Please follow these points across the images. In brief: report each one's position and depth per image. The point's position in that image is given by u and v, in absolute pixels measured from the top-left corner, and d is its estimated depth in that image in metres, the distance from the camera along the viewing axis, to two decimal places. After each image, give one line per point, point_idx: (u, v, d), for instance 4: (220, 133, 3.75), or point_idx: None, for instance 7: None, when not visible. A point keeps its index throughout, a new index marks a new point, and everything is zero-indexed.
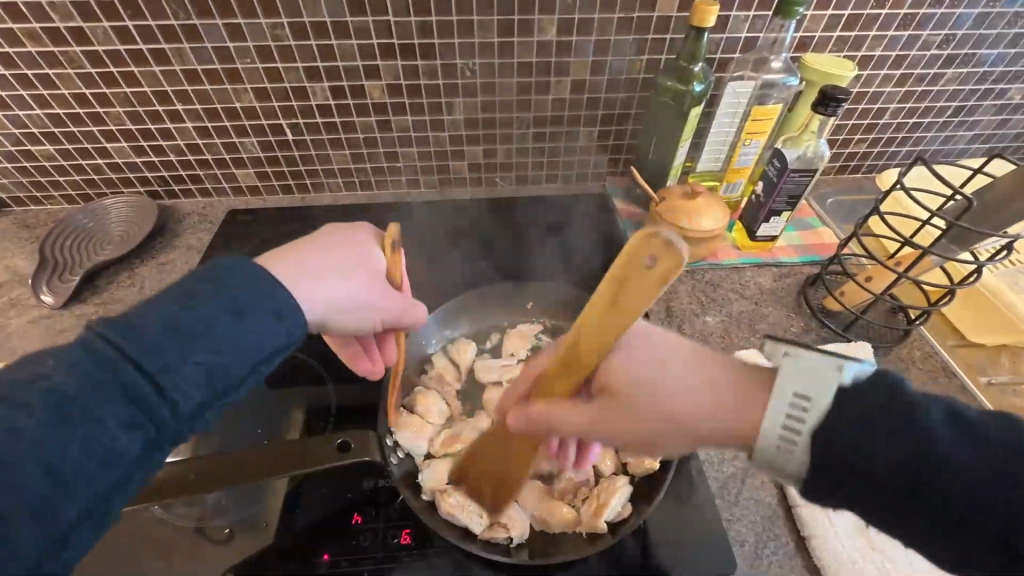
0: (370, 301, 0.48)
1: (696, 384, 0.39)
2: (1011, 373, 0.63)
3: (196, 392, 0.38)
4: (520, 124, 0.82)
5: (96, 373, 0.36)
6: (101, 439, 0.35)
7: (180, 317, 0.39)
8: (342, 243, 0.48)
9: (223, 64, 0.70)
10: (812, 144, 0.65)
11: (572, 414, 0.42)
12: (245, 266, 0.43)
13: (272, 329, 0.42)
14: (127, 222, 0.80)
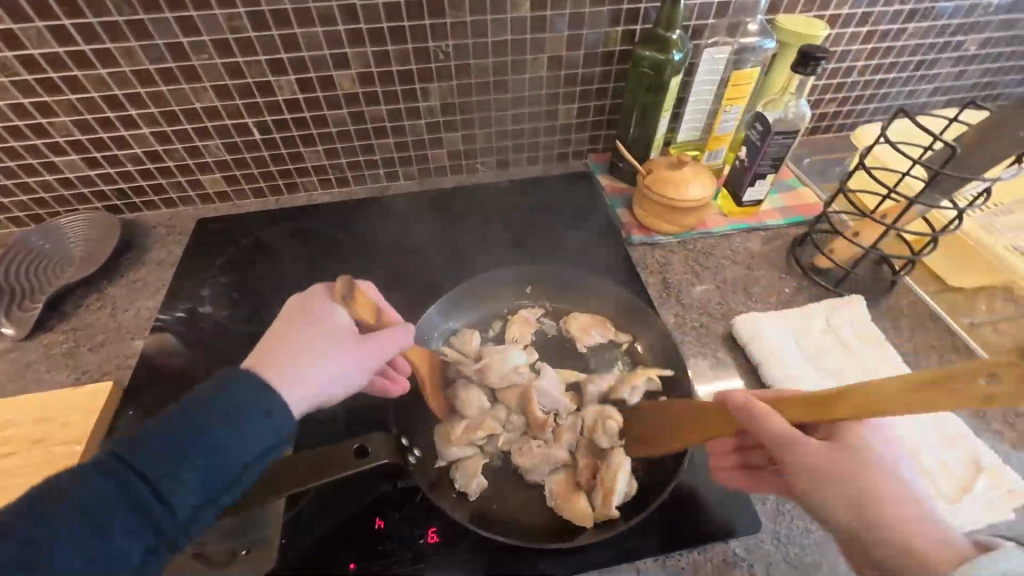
0: (349, 355, 0.44)
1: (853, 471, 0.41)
2: (990, 313, 0.66)
3: (194, 498, 0.37)
4: (498, 106, 0.80)
5: (102, 484, 0.35)
6: (103, 551, 0.34)
7: (181, 426, 0.38)
8: (295, 313, 0.44)
9: (178, 62, 0.66)
10: (793, 105, 0.66)
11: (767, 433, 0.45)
12: (242, 374, 0.41)
13: (264, 430, 0.39)
14: (88, 241, 0.74)
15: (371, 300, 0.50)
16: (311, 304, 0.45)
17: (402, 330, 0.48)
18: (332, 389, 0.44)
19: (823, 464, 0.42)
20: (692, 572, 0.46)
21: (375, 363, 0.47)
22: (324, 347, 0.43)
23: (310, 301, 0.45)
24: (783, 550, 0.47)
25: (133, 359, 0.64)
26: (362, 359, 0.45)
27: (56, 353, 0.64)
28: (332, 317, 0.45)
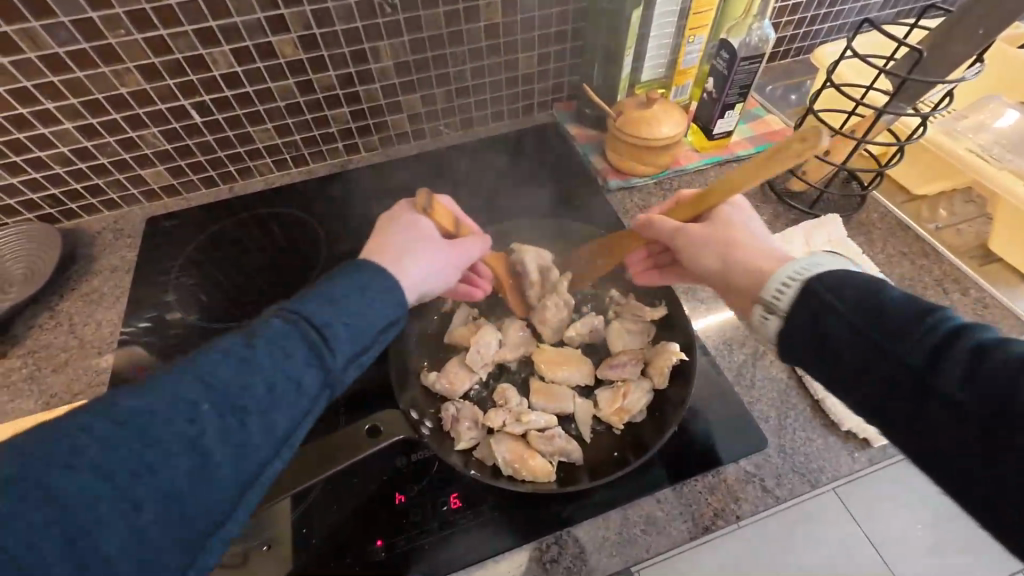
0: (444, 251, 0.47)
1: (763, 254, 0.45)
2: (955, 216, 0.68)
3: (348, 348, 0.37)
4: (455, 61, 0.75)
5: (281, 326, 0.36)
6: (284, 389, 0.34)
7: (353, 275, 0.40)
8: (396, 220, 0.47)
9: (92, 42, 0.58)
10: (756, 29, 0.65)
11: (695, 235, 0.49)
12: (362, 263, 0.42)
13: (386, 301, 0.40)
14: (27, 256, 0.67)
15: (450, 213, 0.52)
16: (400, 212, 0.48)
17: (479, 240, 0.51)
18: (431, 285, 0.46)
19: (702, 239, 0.48)
20: (709, 494, 0.47)
21: (456, 271, 0.49)
22: (418, 246, 0.46)
23: (396, 212, 0.48)
24: (789, 461, 0.49)
25: (106, 375, 0.60)
26: (451, 261, 0.48)
27: (17, 380, 0.59)
28: (418, 223, 0.47)
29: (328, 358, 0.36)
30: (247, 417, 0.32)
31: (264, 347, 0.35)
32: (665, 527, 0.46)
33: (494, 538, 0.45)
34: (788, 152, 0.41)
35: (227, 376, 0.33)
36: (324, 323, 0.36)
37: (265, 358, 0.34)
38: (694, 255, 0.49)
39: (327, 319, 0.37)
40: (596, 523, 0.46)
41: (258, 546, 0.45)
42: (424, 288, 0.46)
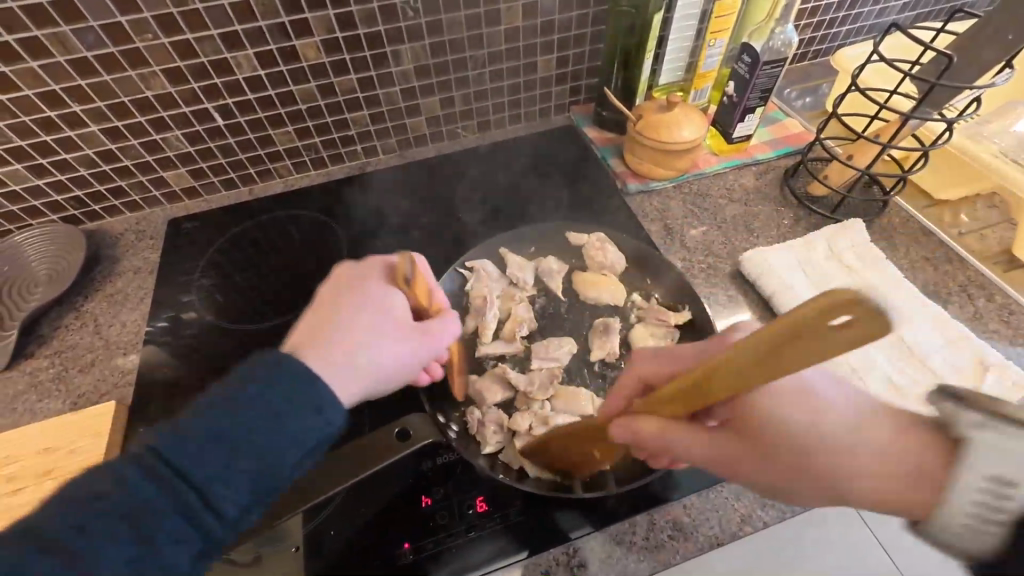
0: (408, 343, 0.42)
1: (871, 465, 0.32)
2: (979, 221, 0.68)
3: (242, 495, 0.32)
4: (474, 64, 0.75)
5: (170, 451, 0.31)
6: (158, 532, 0.30)
7: (278, 372, 0.35)
8: (342, 299, 0.42)
9: (119, 46, 0.59)
10: (778, 32, 0.65)
11: (686, 439, 0.36)
12: (287, 356, 0.36)
13: (311, 430, 0.35)
14: (52, 257, 0.68)
15: (427, 285, 0.48)
16: (363, 283, 0.43)
17: (448, 327, 0.45)
18: (382, 379, 0.41)
19: (763, 438, 0.35)
20: (736, 501, 0.47)
21: (426, 355, 0.44)
22: (375, 338, 0.40)
23: (370, 281, 0.44)
24: None
25: (132, 375, 0.60)
26: (418, 351, 0.43)
27: (44, 380, 0.59)
28: (388, 305, 0.42)
29: (216, 510, 0.31)
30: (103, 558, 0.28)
31: (169, 478, 0.31)
32: (693, 533, 0.46)
33: (521, 542, 0.45)
34: (828, 346, 0.24)
35: (136, 508, 0.30)
36: (220, 466, 0.32)
37: (159, 495, 0.30)
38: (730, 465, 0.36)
39: (222, 458, 0.32)
40: (622, 528, 0.46)
41: (288, 547, 0.46)
42: (370, 388, 0.40)
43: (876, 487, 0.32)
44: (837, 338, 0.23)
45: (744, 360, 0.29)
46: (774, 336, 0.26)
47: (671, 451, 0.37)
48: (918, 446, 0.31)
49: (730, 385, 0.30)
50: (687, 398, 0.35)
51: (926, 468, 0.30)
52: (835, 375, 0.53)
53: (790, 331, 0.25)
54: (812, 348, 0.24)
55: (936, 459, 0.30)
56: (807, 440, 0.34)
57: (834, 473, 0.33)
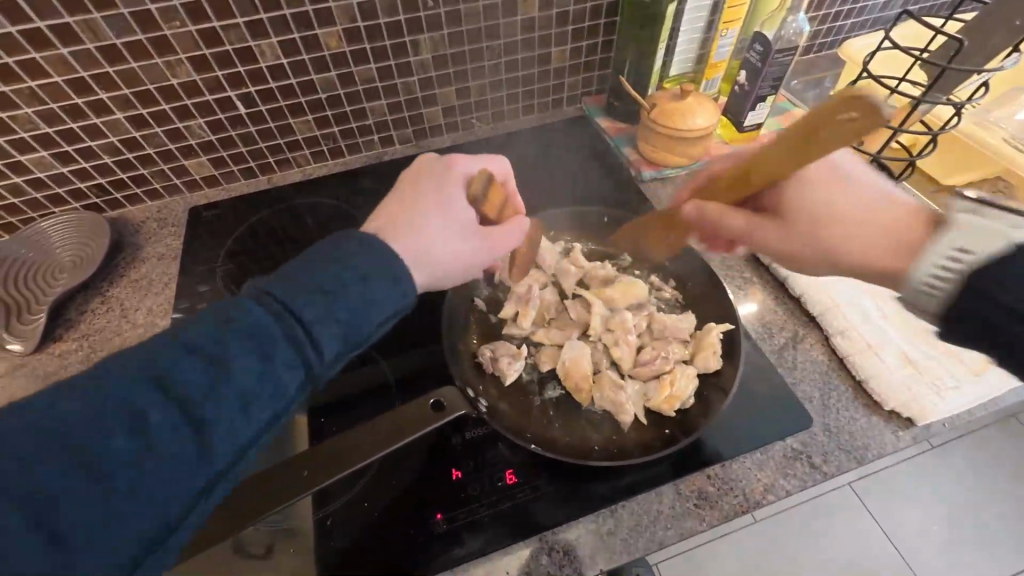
0: (477, 241, 0.48)
1: (869, 211, 0.49)
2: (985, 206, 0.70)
3: (335, 347, 0.37)
4: (491, 54, 0.77)
5: (264, 315, 0.35)
6: (264, 379, 0.33)
7: (351, 255, 0.39)
8: (424, 187, 0.47)
9: (148, 33, 0.60)
10: (790, 22, 0.67)
11: (768, 229, 0.51)
12: (352, 240, 0.40)
13: (385, 295, 0.39)
14: (76, 243, 0.69)
15: (500, 198, 0.53)
16: (443, 181, 0.48)
17: (513, 230, 0.52)
18: (447, 265, 0.46)
19: (804, 248, 0.51)
20: (759, 470, 0.48)
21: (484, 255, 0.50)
22: (447, 233, 0.45)
23: (442, 174, 0.48)
24: (835, 438, 0.50)
25: None
26: (484, 251, 0.49)
27: (74, 362, 0.60)
28: (463, 206, 0.47)
29: (314, 357, 0.35)
30: (213, 409, 0.32)
31: (266, 331, 0.34)
32: (718, 501, 0.47)
33: (551, 511, 0.46)
34: (852, 129, 0.39)
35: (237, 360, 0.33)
36: (310, 321, 0.35)
37: (264, 350, 0.34)
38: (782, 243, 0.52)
39: (316, 316, 0.36)
40: (649, 497, 0.47)
41: (323, 518, 0.47)
42: (441, 276, 0.46)
43: (867, 256, 0.48)
44: (838, 131, 0.39)
45: (795, 137, 0.43)
46: (812, 118, 0.41)
47: (726, 229, 0.53)
48: (900, 239, 0.47)
49: (780, 161, 0.45)
50: (738, 177, 0.50)
51: (896, 225, 0.47)
52: (850, 351, 0.54)
53: (817, 120, 0.41)
54: (835, 133, 0.40)
55: (911, 221, 0.47)
56: (826, 185, 0.50)
57: (842, 219, 0.49)
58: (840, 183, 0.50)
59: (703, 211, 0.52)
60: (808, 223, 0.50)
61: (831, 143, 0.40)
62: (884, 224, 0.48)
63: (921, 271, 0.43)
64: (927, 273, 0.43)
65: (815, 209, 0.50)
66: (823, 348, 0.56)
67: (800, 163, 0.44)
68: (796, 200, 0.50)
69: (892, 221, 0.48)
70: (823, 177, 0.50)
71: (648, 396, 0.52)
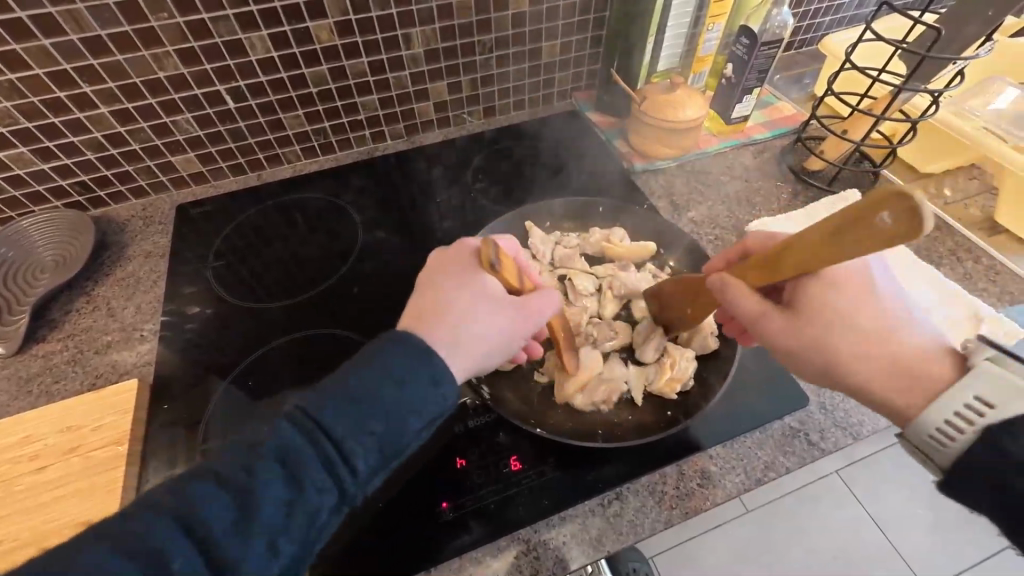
0: (508, 316, 0.42)
1: (864, 354, 0.40)
2: (961, 191, 0.73)
3: (368, 464, 0.34)
4: (482, 48, 0.77)
5: (295, 437, 0.33)
6: (302, 502, 0.32)
7: (390, 353, 0.36)
8: (440, 278, 0.42)
9: (134, 24, 0.59)
10: (775, 15, 0.69)
11: (748, 300, 0.43)
12: (392, 335, 0.37)
13: (425, 395, 0.36)
14: (59, 243, 0.67)
15: (514, 265, 0.46)
16: (459, 271, 0.43)
17: (545, 295, 0.44)
18: (492, 353, 0.41)
19: (774, 333, 0.42)
20: (759, 449, 0.49)
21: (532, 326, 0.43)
22: (475, 312, 0.40)
23: (457, 266, 0.43)
24: (830, 416, 0.51)
25: (151, 356, 0.60)
26: (518, 323, 0.42)
27: (59, 363, 0.58)
28: (479, 285, 0.42)
29: (348, 477, 0.33)
30: (252, 533, 0.31)
31: (297, 456, 0.32)
32: (720, 480, 0.47)
33: (557, 495, 0.46)
34: (886, 234, 0.32)
35: (273, 485, 0.32)
36: (342, 437, 0.33)
37: (294, 474, 0.32)
38: (781, 348, 0.43)
39: (343, 432, 0.33)
40: (653, 479, 0.48)
41: None
42: (478, 365, 0.40)
43: (877, 374, 0.40)
44: (862, 232, 0.34)
45: (812, 245, 0.38)
46: (840, 220, 0.35)
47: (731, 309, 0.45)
48: (887, 368, 0.40)
49: (799, 266, 0.40)
50: (759, 267, 0.43)
51: (902, 385, 0.40)
52: None
53: (849, 218, 0.34)
54: (869, 235, 0.33)
55: (914, 382, 0.40)
56: (824, 342, 0.41)
57: (841, 366, 0.41)
58: (863, 299, 0.41)
59: (725, 284, 0.45)
60: (819, 335, 0.41)
61: (843, 253, 0.36)
62: (898, 362, 0.40)
63: (928, 422, 0.38)
64: (937, 423, 0.38)
65: (827, 309, 0.41)
66: None
67: (821, 260, 0.38)
68: (821, 302, 0.41)
69: (910, 358, 0.40)
70: (846, 313, 0.41)
71: (647, 379, 0.52)
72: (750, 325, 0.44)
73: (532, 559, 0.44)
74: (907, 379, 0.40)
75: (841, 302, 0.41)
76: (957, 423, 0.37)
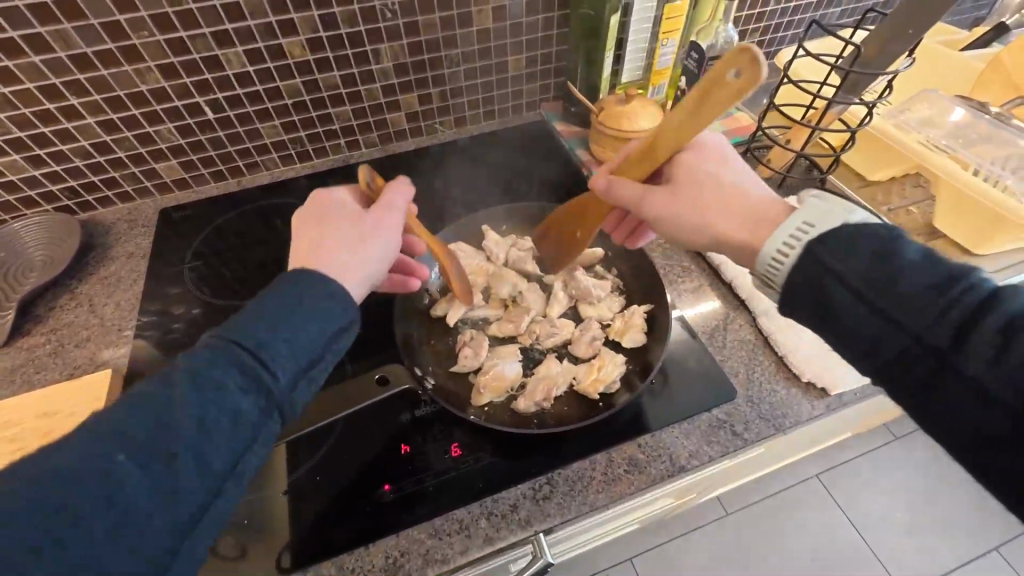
0: (379, 228, 0.47)
1: (728, 210, 0.45)
2: (904, 199, 0.76)
3: (290, 367, 0.37)
4: (449, 62, 0.82)
5: (212, 356, 0.35)
6: (224, 412, 0.34)
7: (287, 288, 0.39)
8: (309, 216, 0.46)
9: (117, 43, 0.64)
10: (721, 32, 0.73)
11: (631, 186, 0.50)
12: (287, 275, 0.41)
13: (332, 309, 0.40)
14: (48, 244, 0.71)
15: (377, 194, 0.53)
16: (323, 208, 0.47)
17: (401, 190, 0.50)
18: (378, 264, 0.46)
19: (658, 209, 0.48)
20: (685, 438, 0.52)
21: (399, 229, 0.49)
22: (354, 234, 0.45)
23: (319, 204, 0.48)
24: (756, 409, 0.54)
25: (127, 349, 0.64)
26: (388, 230, 0.48)
27: (41, 355, 0.63)
28: (343, 215, 0.47)
29: (270, 379, 0.36)
30: (173, 451, 0.32)
31: (215, 368, 0.35)
32: (646, 466, 0.51)
33: (491, 479, 0.50)
34: (736, 87, 0.40)
35: (186, 398, 0.33)
36: (259, 346, 0.36)
37: (213, 385, 0.34)
38: (666, 220, 0.48)
39: (261, 342, 0.37)
40: (583, 466, 0.51)
41: (279, 490, 0.50)
42: (369, 276, 0.45)
43: (736, 224, 0.44)
44: (724, 86, 0.41)
45: (681, 115, 0.46)
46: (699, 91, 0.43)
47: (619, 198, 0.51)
48: (745, 215, 0.44)
49: (676, 137, 0.47)
50: (646, 154, 0.50)
51: (759, 230, 0.43)
52: (772, 329, 0.59)
53: (704, 87, 0.42)
54: (722, 93, 0.41)
55: (768, 221, 0.43)
56: (694, 203, 0.46)
57: (711, 222, 0.46)
58: (720, 164, 0.48)
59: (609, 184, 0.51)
60: (688, 198, 0.47)
61: (704, 120, 0.44)
62: (748, 211, 0.44)
63: (769, 249, 0.41)
64: (775, 249, 0.41)
65: (692, 177, 0.47)
66: (751, 329, 0.61)
67: (692, 128, 0.45)
68: (686, 172, 0.47)
69: (758, 207, 0.44)
70: (708, 176, 0.47)
71: (575, 380, 0.55)
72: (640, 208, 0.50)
73: (463, 537, 0.47)
74: (759, 224, 0.43)
75: (703, 171, 0.47)
76: (787, 247, 0.40)
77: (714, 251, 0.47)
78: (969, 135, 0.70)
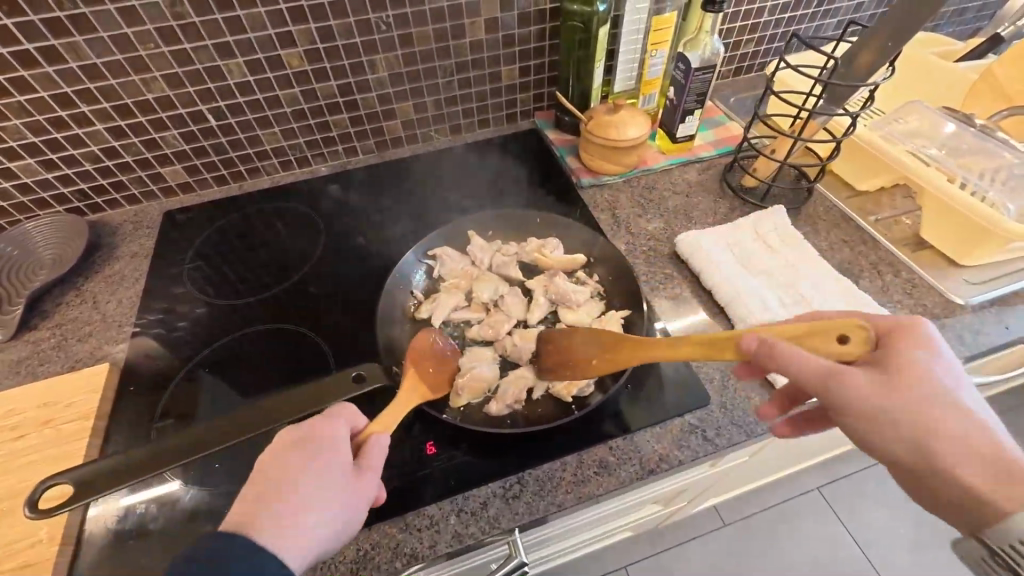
0: (344, 492, 0.40)
1: (965, 453, 0.37)
2: (892, 210, 0.76)
3: None
4: (444, 72, 0.84)
5: None
6: None
7: (228, 550, 0.35)
8: (269, 476, 0.39)
9: (125, 54, 0.67)
10: (708, 44, 0.74)
11: (805, 361, 0.39)
12: (222, 539, 0.35)
13: None
14: (57, 243, 0.75)
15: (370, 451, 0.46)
16: (288, 461, 0.40)
17: (379, 441, 0.45)
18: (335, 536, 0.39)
19: (863, 397, 0.38)
20: (656, 443, 0.53)
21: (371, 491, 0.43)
22: (313, 501, 0.38)
23: (285, 455, 0.41)
24: (728, 415, 0.55)
25: (126, 345, 0.67)
26: (356, 490, 0.41)
27: (46, 348, 0.66)
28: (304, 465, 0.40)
29: None
30: None
31: None
32: (616, 469, 0.51)
33: (463, 477, 0.51)
34: (856, 343, 0.40)
35: None
36: None
37: None
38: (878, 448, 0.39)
39: None
40: (554, 467, 0.52)
41: None
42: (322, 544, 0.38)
43: (972, 461, 0.37)
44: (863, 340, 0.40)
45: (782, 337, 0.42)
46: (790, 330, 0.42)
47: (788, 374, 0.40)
48: (979, 450, 0.37)
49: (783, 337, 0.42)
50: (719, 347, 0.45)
51: (990, 464, 0.36)
52: None
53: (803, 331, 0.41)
54: (832, 347, 0.40)
55: (993, 463, 0.36)
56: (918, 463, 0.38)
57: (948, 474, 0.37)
58: (937, 380, 0.39)
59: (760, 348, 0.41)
60: (915, 458, 0.38)
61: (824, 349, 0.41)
62: (989, 458, 0.36)
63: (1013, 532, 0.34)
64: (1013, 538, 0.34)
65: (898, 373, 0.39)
66: None
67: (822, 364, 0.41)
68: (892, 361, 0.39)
69: (991, 446, 0.37)
70: (923, 371, 0.39)
71: (549, 380, 0.57)
72: (827, 390, 0.39)
73: (433, 533, 0.48)
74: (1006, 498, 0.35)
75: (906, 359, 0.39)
76: None
77: (933, 484, 0.38)
78: (957, 146, 0.70)
